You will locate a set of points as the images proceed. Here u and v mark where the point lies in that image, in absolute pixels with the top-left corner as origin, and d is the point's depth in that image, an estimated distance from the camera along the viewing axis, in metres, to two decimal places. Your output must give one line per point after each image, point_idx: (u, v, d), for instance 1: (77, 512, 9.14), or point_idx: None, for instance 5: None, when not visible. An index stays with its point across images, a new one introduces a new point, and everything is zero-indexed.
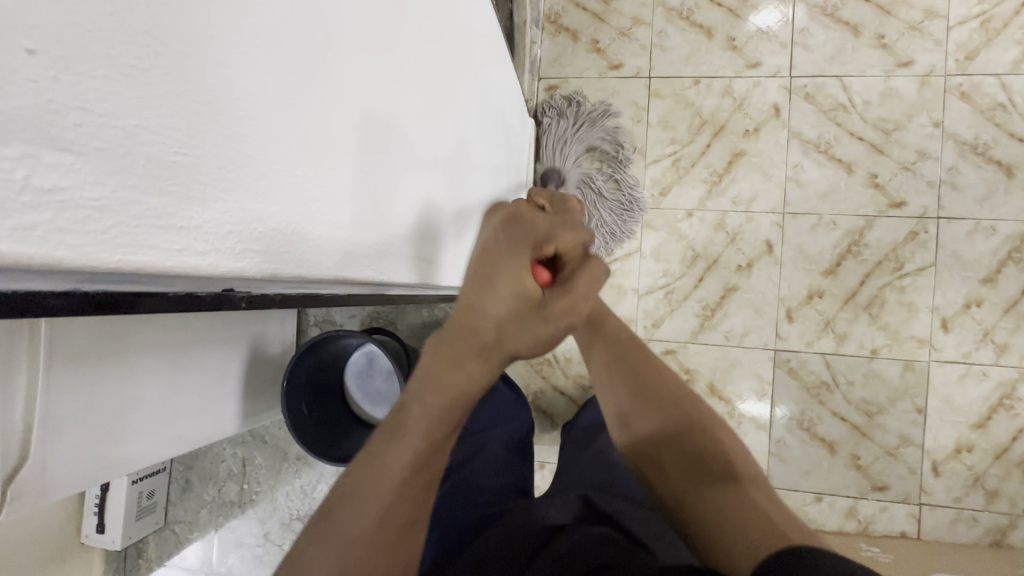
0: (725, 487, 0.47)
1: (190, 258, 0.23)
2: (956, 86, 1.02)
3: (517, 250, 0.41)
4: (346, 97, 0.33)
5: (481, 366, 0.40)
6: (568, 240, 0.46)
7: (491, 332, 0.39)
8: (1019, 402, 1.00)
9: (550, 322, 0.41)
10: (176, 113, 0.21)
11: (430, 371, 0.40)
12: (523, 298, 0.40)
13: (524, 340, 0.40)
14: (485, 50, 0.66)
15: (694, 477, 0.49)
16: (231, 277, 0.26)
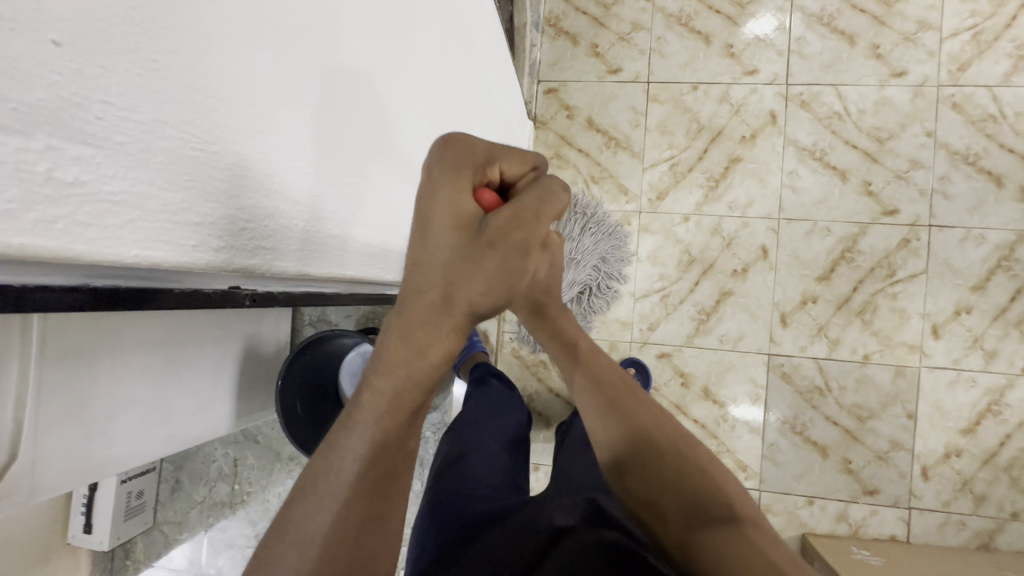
0: (729, 530, 0.45)
1: (203, 254, 0.23)
2: (948, 96, 1.04)
3: (459, 176, 0.35)
4: (355, 94, 0.33)
5: (436, 326, 0.35)
6: (514, 161, 0.39)
7: (440, 279, 0.35)
8: (1006, 408, 1.01)
9: (497, 250, 0.35)
10: (194, 108, 0.21)
11: (380, 354, 0.36)
12: (465, 230, 0.35)
13: (474, 282, 0.35)
14: (489, 48, 0.66)
15: (694, 518, 0.46)
16: (239, 273, 0.26)
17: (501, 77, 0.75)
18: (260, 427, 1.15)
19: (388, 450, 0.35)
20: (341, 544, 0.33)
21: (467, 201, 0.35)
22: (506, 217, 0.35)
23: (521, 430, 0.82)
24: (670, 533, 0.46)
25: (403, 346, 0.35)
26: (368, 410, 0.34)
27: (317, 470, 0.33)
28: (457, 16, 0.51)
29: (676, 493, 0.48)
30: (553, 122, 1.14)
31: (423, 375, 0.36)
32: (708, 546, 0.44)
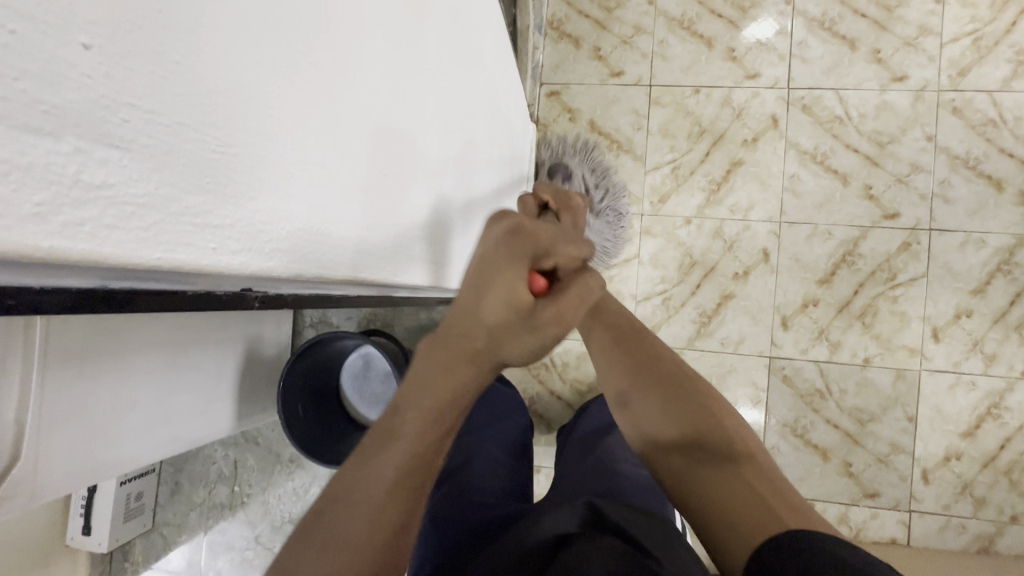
0: (726, 467, 0.47)
1: (223, 257, 0.23)
2: (949, 101, 1.04)
3: (517, 259, 0.38)
4: (368, 99, 0.33)
5: (474, 371, 0.38)
6: (567, 253, 0.43)
7: (485, 341, 0.37)
8: (1006, 411, 1.02)
9: (539, 332, 0.38)
10: (216, 112, 0.21)
11: (424, 376, 0.37)
12: (514, 306, 0.36)
13: (516, 346, 0.38)
14: (494, 49, 0.66)
15: (693, 455, 0.49)
16: (257, 276, 0.26)
17: (505, 78, 0.75)
18: (260, 429, 1.15)
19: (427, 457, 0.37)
20: (370, 547, 0.34)
21: (522, 286, 0.37)
22: (552, 311, 0.38)
23: (522, 432, 0.82)
24: (669, 466, 0.50)
25: (445, 380, 0.37)
26: (409, 428, 0.36)
27: (354, 475, 0.35)
28: (464, 16, 0.51)
29: (680, 440, 0.50)
30: (554, 125, 1.15)
31: (463, 398, 0.38)
32: (706, 483, 0.47)
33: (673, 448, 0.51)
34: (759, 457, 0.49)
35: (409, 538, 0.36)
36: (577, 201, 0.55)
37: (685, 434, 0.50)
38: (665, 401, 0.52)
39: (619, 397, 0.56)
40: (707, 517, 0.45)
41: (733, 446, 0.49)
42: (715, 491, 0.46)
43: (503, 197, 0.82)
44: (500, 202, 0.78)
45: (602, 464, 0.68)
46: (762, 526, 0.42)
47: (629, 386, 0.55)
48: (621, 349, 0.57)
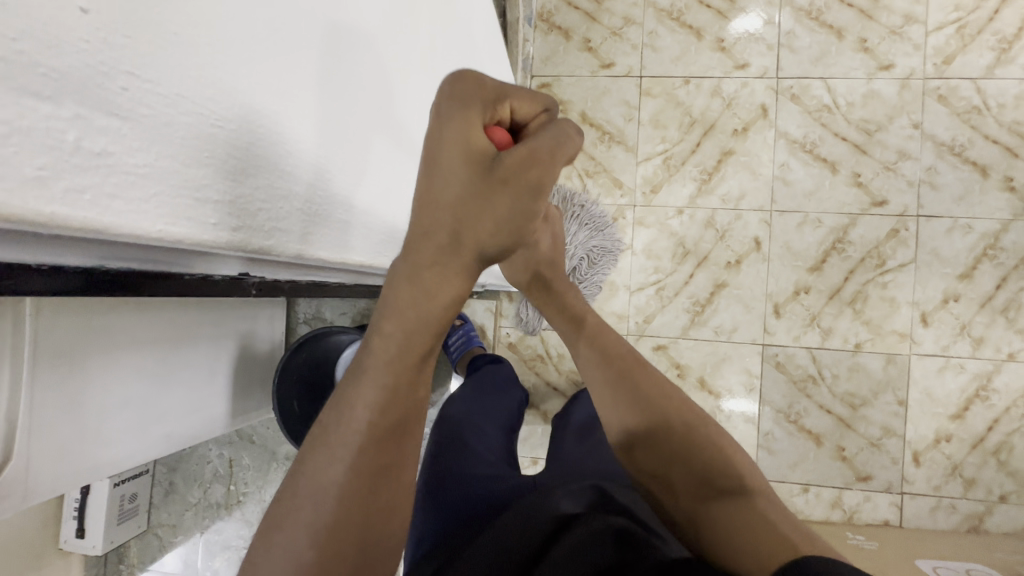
0: (738, 501, 0.48)
1: (222, 232, 0.23)
2: (934, 89, 1.06)
3: (469, 112, 0.35)
4: (362, 82, 0.33)
5: (442, 271, 0.35)
6: (526, 103, 0.38)
7: (448, 222, 0.34)
8: (993, 393, 1.04)
9: (510, 190, 0.34)
10: (216, 85, 0.21)
11: (396, 307, 0.35)
12: (472, 163, 0.34)
13: (482, 227, 0.35)
14: (486, 38, 0.66)
15: (706, 490, 0.50)
16: (256, 253, 0.26)
17: (497, 67, 0.75)
18: (255, 427, 1.14)
19: (400, 396, 0.35)
20: (352, 494, 0.33)
21: (478, 137, 0.35)
22: (521, 155, 0.34)
23: (511, 413, 0.84)
24: (676, 498, 0.50)
25: (417, 295, 0.35)
26: (378, 355, 0.35)
27: (329, 421, 0.34)
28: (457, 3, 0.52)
29: (692, 477, 0.50)
30: None
31: (433, 316, 0.36)
32: (715, 518, 0.47)
33: (682, 484, 0.51)
34: (766, 492, 0.50)
35: (397, 480, 0.36)
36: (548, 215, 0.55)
37: (697, 467, 0.51)
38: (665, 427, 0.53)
39: (624, 435, 0.55)
40: (725, 550, 0.44)
41: (742, 481, 0.50)
42: (730, 525, 0.46)
43: None
44: None
45: (595, 450, 0.68)
46: (774, 556, 0.41)
47: (635, 421, 0.54)
48: (628, 388, 0.56)
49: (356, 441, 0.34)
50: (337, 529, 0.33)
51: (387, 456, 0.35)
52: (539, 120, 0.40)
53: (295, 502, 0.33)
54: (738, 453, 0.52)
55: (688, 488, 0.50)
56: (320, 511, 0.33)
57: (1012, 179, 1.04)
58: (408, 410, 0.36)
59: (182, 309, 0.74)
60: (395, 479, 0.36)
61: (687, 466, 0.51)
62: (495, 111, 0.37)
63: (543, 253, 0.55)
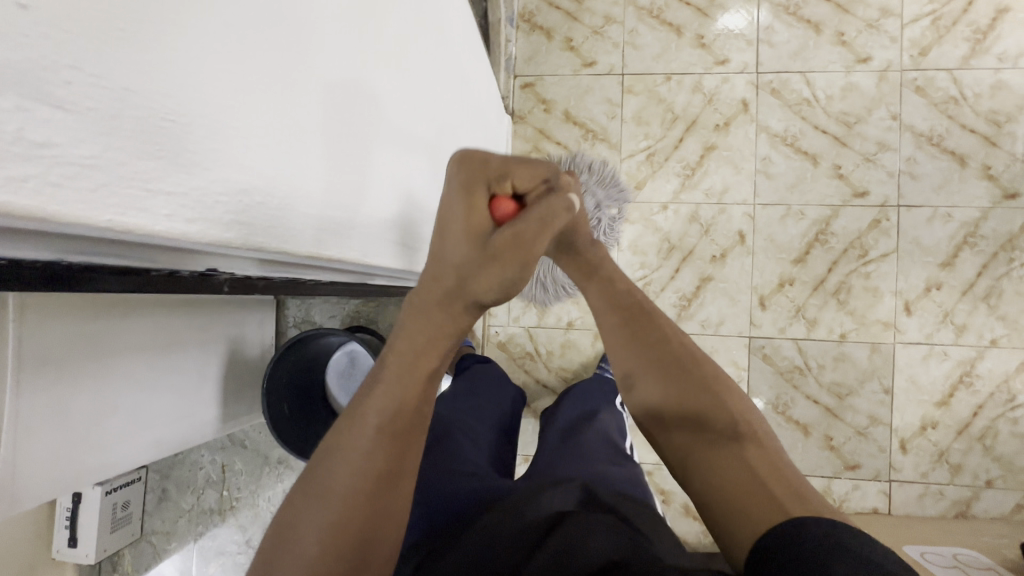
0: (729, 449, 0.46)
1: (178, 225, 0.23)
2: (911, 80, 1.07)
3: (471, 192, 0.41)
4: (327, 76, 0.34)
5: (445, 313, 0.43)
6: (524, 176, 0.43)
7: (451, 276, 0.41)
8: (978, 378, 1.05)
9: (500, 263, 0.40)
10: (166, 79, 0.22)
11: (408, 337, 0.43)
12: (472, 234, 0.41)
13: (482, 282, 0.41)
14: (458, 37, 0.67)
15: (699, 435, 0.48)
16: (216, 248, 0.26)
17: (469, 66, 0.76)
18: (247, 431, 1.14)
19: (406, 414, 0.41)
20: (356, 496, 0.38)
21: (476, 221, 0.41)
22: (508, 235, 0.39)
23: (504, 413, 0.84)
24: (670, 440, 0.49)
25: (428, 326, 0.43)
26: (391, 376, 0.42)
27: (343, 432, 0.40)
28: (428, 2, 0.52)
29: (688, 421, 0.49)
30: (530, 117, 1.16)
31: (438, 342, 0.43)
32: (706, 464, 0.46)
33: (676, 427, 0.49)
34: (762, 434, 0.47)
35: (397, 489, 0.40)
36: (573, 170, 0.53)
37: (693, 412, 0.48)
38: (667, 373, 0.50)
39: (624, 378, 0.52)
40: (715, 500, 0.44)
41: (737, 424, 0.47)
42: (720, 472, 0.45)
43: None
44: None
45: (579, 446, 0.69)
46: (764, 516, 0.41)
47: (637, 368, 0.51)
48: (632, 335, 0.53)
49: (364, 450, 0.39)
50: (338, 528, 0.37)
51: (389, 466, 0.40)
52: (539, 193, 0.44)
53: (309, 497, 0.38)
54: (736, 395, 0.49)
55: (682, 433, 0.49)
56: (328, 508, 0.37)
57: (989, 167, 1.06)
58: (413, 429, 0.42)
59: (172, 313, 0.74)
60: (404, 473, 0.41)
61: (679, 409, 0.49)
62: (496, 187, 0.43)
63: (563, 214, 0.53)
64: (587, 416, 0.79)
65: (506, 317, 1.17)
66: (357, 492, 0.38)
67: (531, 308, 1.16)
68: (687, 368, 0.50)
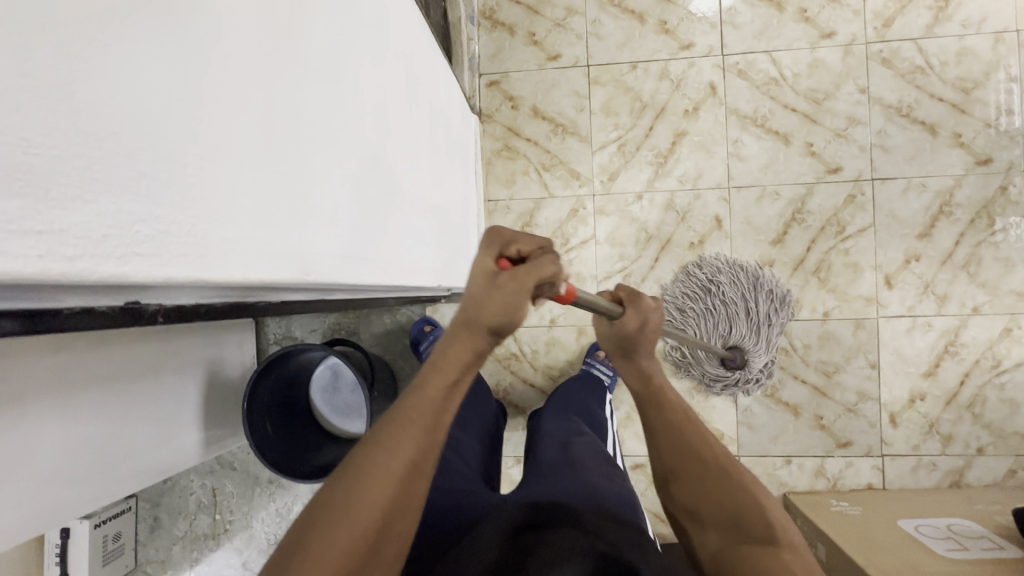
0: (762, 550, 0.44)
1: (55, 264, 0.22)
2: (877, 52, 1.07)
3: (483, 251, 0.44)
4: (239, 95, 0.33)
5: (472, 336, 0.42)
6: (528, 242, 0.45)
7: (470, 304, 0.42)
8: (963, 347, 1.05)
9: (503, 292, 0.41)
10: (27, 109, 0.20)
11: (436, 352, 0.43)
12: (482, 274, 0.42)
13: (489, 312, 0.41)
14: (400, 39, 0.66)
15: (734, 537, 0.46)
16: (114, 281, 0.25)
17: (419, 67, 0.74)
18: (235, 453, 1.13)
19: (433, 415, 0.40)
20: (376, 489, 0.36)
21: (490, 262, 0.43)
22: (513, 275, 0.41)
23: (485, 424, 0.83)
24: (707, 546, 0.48)
25: (454, 347, 0.42)
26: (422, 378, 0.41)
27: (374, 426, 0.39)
28: (355, 7, 0.52)
29: (723, 518, 0.47)
30: (498, 115, 1.15)
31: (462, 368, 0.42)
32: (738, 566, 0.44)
33: (711, 524, 0.48)
34: (800, 546, 0.45)
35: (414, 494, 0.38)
36: (647, 300, 0.60)
37: (727, 509, 0.47)
38: (705, 473, 0.50)
39: (663, 476, 0.53)
40: None
41: (773, 530, 0.45)
42: (755, 571, 0.42)
43: (441, 192, 0.84)
44: (433, 197, 0.80)
45: (569, 454, 0.68)
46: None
47: (672, 464, 0.52)
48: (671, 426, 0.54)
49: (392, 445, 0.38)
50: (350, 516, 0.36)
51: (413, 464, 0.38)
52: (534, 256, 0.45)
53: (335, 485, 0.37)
54: (777, 505, 0.47)
55: (717, 531, 0.47)
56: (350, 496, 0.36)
57: (960, 135, 1.05)
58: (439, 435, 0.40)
59: (145, 340, 0.72)
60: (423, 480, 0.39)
61: (716, 505, 0.48)
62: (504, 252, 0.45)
63: (633, 326, 0.59)
64: (575, 426, 0.78)
65: None
66: (378, 486, 0.36)
67: None
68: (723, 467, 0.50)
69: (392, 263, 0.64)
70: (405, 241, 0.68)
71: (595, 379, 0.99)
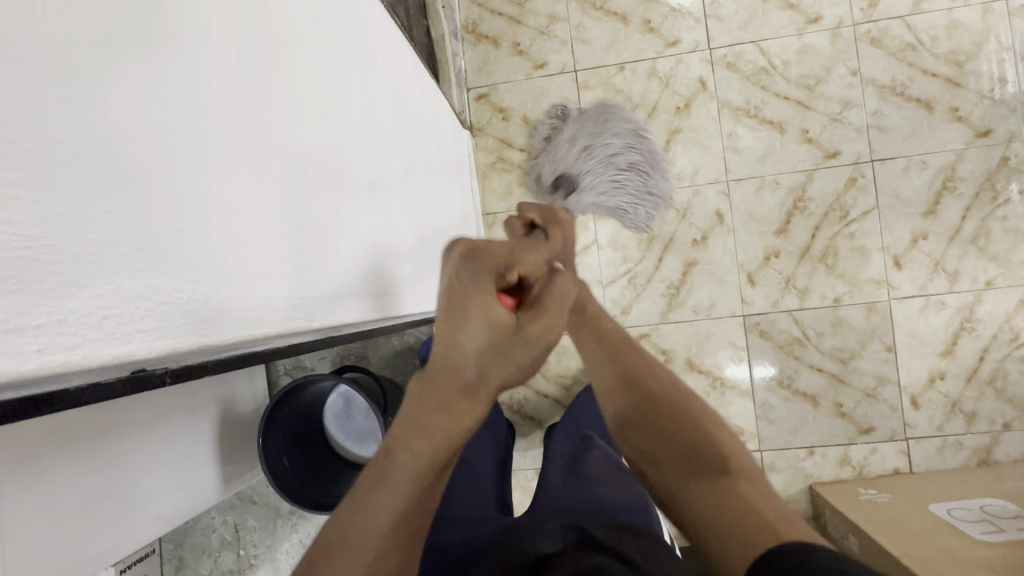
0: (719, 479, 0.46)
1: (53, 355, 0.23)
2: (865, 33, 1.06)
3: (484, 285, 0.41)
4: (229, 154, 0.34)
5: (469, 404, 0.41)
6: (528, 262, 0.45)
7: (474, 369, 0.40)
8: (979, 323, 1.03)
9: (526, 345, 0.39)
10: (12, 206, 0.21)
11: (417, 426, 0.41)
12: (495, 326, 0.39)
13: (502, 371, 0.40)
14: (388, 70, 0.67)
15: (688, 472, 0.48)
16: (111, 361, 0.26)
17: (410, 93, 0.75)
18: (254, 487, 1.12)
19: (414, 504, 0.41)
20: None
21: (501, 312, 0.40)
22: (541, 324, 0.40)
23: (497, 447, 0.85)
24: (665, 484, 0.50)
25: (446, 423, 0.41)
26: (403, 469, 0.40)
27: (350, 523, 0.39)
28: (339, 47, 0.52)
29: (676, 457, 0.50)
30: (489, 128, 1.14)
31: (454, 439, 0.42)
32: (700, 498, 0.46)
33: (667, 465, 0.50)
34: (752, 470, 0.47)
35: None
36: (561, 214, 0.56)
37: (681, 448, 0.50)
38: (662, 421, 0.52)
39: (618, 421, 0.55)
40: (705, 530, 0.44)
41: (726, 459, 0.48)
42: (708, 504, 0.45)
43: (440, 209, 0.85)
44: (433, 215, 0.81)
45: (582, 471, 0.69)
46: (759, 542, 0.40)
47: (632, 413, 0.54)
48: (621, 372, 0.57)
49: (376, 545, 0.39)
50: None
51: (398, 556, 0.41)
52: (541, 278, 0.46)
53: None
54: (727, 432, 0.50)
55: (674, 471, 0.49)
56: None
57: (957, 109, 1.04)
58: (417, 521, 0.42)
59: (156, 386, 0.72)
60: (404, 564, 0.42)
61: (670, 445, 0.50)
62: (504, 279, 0.44)
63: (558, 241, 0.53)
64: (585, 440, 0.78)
65: None
66: None
67: None
68: (676, 408, 0.53)
69: (398, 293, 0.65)
70: (406, 264, 0.69)
71: None
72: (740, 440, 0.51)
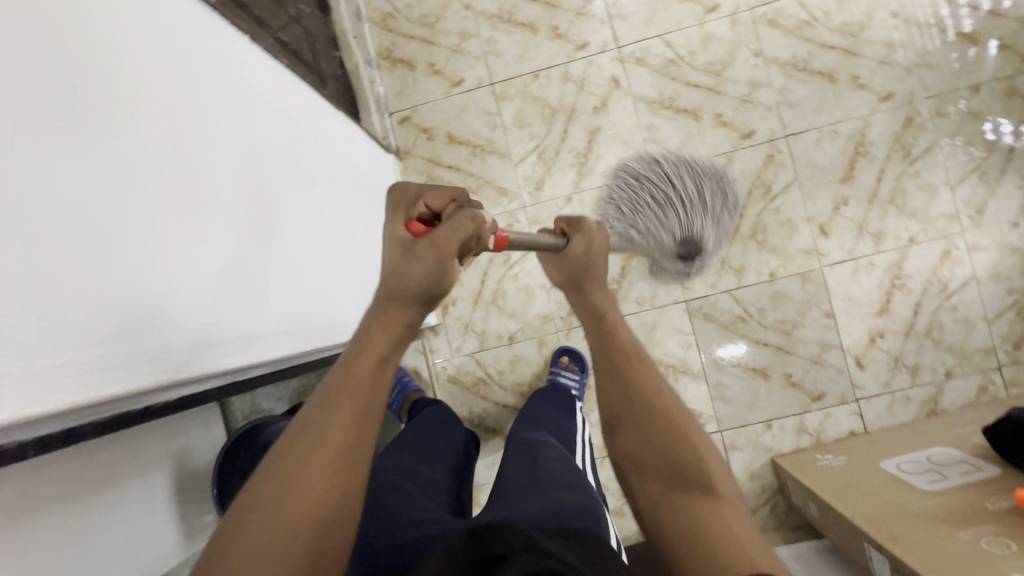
0: (703, 501, 0.48)
1: None
2: (762, 16, 1.09)
3: (393, 216, 0.50)
4: (63, 218, 0.38)
5: (388, 311, 0.46)
6: (435, 196, 0.51)
7: (388, 278, 0.47)
8: (908, 278, 1.06)
9: (420, 258, 0.46)
10: None
11: (362, 333, 0.46)
12: (394, 240, 0.48)
13: (410, 279, 0.46)
14: (273, 107, 0.69)
15: (672, 484, 0.50)
16: None
17: (306, 127, 0.78)
18: None
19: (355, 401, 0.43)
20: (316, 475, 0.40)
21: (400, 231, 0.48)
22: (427, 242, 0.46)
23: (458, 460, 0.84)
24: (647, 492, 0.52)
25: (381, 324, 0.46)
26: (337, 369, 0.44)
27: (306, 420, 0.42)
28: (201, 87, 0.54)
29: (662, 468, 0.51)
30: (416, 149, 1.15)
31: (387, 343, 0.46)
32: (681, 514, 0.48)
33: (652, 473, 0.52)
34: (736, 498, 0.48)
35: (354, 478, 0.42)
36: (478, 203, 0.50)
37: (669, 462, 0.51)
38: (649, 426, 0.54)
39: (609, 421, 0.58)
40: (686, 551, 0.45)
41: (712, 483, 0.49)
42: (691, 518, 0.47)
43: (356, 238, 0.88)
44: (348, 245, 0.84)
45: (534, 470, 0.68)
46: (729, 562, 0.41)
47: (620, 414, 0.56)
48: (618, 369, 0.58)
49: (328, 436, 0.41)
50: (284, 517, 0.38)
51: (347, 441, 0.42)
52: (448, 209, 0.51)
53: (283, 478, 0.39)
54: (718, 459, 0.51)
55: (658, 480, 0.51)
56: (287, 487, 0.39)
57: (858, 77, 1.08)
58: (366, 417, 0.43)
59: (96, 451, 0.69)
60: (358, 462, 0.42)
61: (660, 455, 0.52)
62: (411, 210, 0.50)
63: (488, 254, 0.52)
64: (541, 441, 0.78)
65: (449, 349, 1.15)
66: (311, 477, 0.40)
67: (470, 333, 1.15)
68: (665, 420, 0.53)
69: (302, 329, 0.69)
70: (310, 299, 0.72)
71: (562, 389, 0.99)
72: (729, 465, 0.51)
